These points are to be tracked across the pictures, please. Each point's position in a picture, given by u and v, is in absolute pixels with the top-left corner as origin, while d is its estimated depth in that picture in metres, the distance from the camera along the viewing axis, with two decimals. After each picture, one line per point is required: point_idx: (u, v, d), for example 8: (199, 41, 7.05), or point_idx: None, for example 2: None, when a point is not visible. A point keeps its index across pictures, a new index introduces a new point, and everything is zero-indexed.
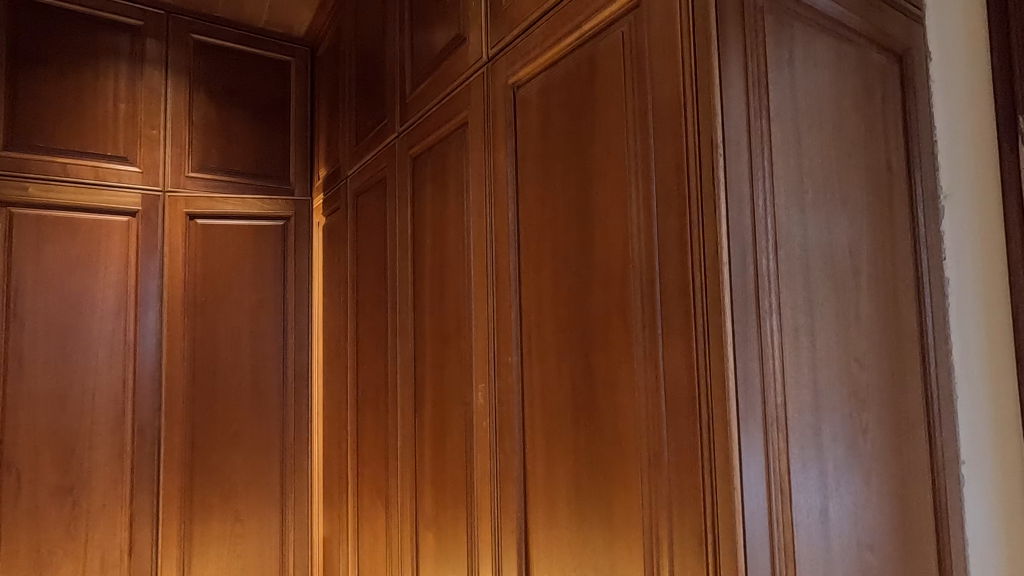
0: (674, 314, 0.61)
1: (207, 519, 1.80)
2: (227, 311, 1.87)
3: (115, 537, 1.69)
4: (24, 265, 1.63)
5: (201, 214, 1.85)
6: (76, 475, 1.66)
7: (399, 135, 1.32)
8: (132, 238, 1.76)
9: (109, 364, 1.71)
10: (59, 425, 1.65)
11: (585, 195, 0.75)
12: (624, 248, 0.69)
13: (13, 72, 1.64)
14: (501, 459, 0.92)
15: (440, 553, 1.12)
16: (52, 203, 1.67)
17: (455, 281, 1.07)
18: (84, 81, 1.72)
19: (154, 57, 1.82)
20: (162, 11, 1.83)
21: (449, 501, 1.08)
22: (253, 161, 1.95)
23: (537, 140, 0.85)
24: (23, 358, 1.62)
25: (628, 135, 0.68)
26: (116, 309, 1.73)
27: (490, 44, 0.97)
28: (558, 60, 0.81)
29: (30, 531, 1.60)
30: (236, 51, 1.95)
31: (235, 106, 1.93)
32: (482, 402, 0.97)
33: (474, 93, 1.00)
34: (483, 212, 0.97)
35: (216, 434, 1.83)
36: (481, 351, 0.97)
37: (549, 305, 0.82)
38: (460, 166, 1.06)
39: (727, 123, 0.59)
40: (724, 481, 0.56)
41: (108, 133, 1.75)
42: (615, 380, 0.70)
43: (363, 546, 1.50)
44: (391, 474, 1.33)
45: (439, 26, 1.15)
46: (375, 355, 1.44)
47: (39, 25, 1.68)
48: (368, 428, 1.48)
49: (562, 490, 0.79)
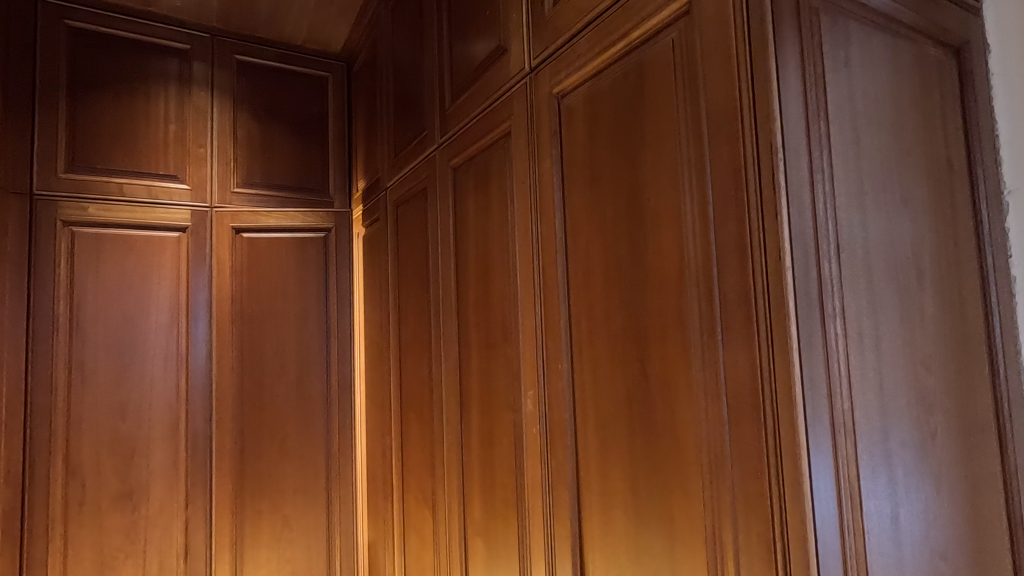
0: (734, 319, 0.61)
1: (257, 524, 1.85)
2: (273, 322, 1.92)
3: (172, 541, 1.76)
4: (85, 280, 1.71)
5: (247, 228, 1.91)
6: (135, 481, 1.73)
7: (439, 146, 1.35)
8: (183, 252, 1.83)
9: (164, 374, 1.78)
10: (118, 433, 1.72)
11: (637, 202, 0.76)
12: (679, 253, 0.69)
13: (72, 98, 1.73)
14: (553, 465, 0.92)
15: (490, 559, 1.13)
16: (110, 222, 1.75)
17: (500, 289, 1.09)
18: (136, 104, 1.80)
19: (201, 79, 1.89)
20: (207, 34, 1.91)
21: (499, 507, 1.09)
22: (294, 176, 2.01)
23: (584, 147, 0.85)
24: (85, 369, 1.70)
25: (681, 140, 0.68)
26: (169, 320, 1.80)
27: (533, 54, 0.98)
28: (604, 69, 0.82)
29: (94, 535, 1.68)
30: (277, 69, 2.01)
31: (276, 123, 1.99)
32: (532, 408, 0.97)
33: (517, 103, 1.02)
34: (529, 220, 0.98)
35: (265, 441, 1.88)
36: (530, 357, 0.98)
37: (601, 311, 0.82)
38: (504, 175, 1.07)
39: (786, 126, 0.59)
40: (793, 486, 0.56)
41: (159, 153, 1.83)
42: (673, 386, 0.70)
43: (410, 552, 1.52)
44: (438, 480, 1.35)
45: (478, 37, 1.17)
46: (418, 362, 1.47)
47: (95, 52, 1.77)
48: (413, 435, 1.50)
49: (618, 496, 0.79)
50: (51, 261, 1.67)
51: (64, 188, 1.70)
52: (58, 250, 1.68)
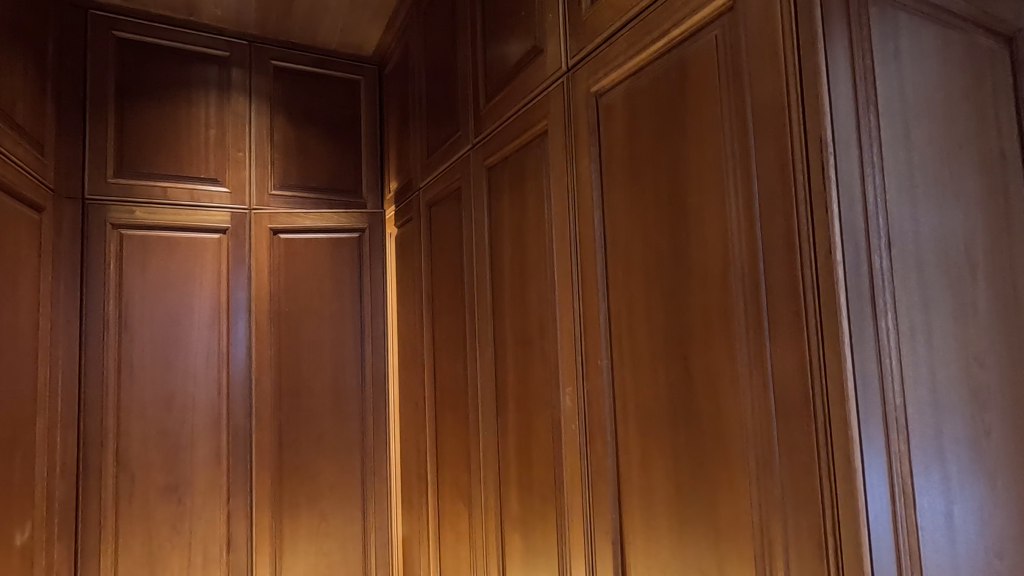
0: (782, 315, 0.61)
1: (296, 517, 1.90)
2: (309, 320, 1.97)
3: (215, 533, 1.82)
4: (133, 281, 1.78)
5: (284, 229, 1.96)
6: (181, 475, 1.79)
7: (473, 146, 1.37)
8: (223, 253, 1.89)
9: (206, 371, 1.84)
10: (165, 428, 1.79)
11: (679, 199, 0.76)
12: (723, 249, 0.69)
13: (120, 106, 1.80)
14: (593, 462, 0.93)
15: (528, 554, 1.14)
16: (155, 224, 1.81)
17: (537, 287, 1.10)
18: (179, 110, 1.87)
19: (240, 85, 1.95)
20: (245, 41, 1.97)
21: (537, 502, 1.10)
22: (329, 177, 2.05)
23: (624, 146, 0.86)
24: (134, 366, 1.77)
25: (725, 136, 0.69)
26: (211, 319, 1.86)
27: (569, 54, 0.99)
28: (644, 67, 0.82)
29: (143, 526, 1.74)
30: (311, 73, 2.06)
31: (311, 126, 2.04)
32: (570, 404, 0.98)
33: (553, 102, 1.03)
34: (566, 218, 0.99)
35: (302, 437, 1.93)
36: (568, 354, 0.99)
37: (641, 308, 0.83)
38: (540, 175, 1.08)
39: (836, 120, 0.58)
40: (844, 482, 0.56)
41: (201, 158, 1.89)
42: (717, 381, 0.70)
43: (445, 546, 1.55)
44: (473, 475, 1.37)
45: (513, 37, 1.18)
46: (453, 360, 1.49)
47: (141, 61, 1.84)
48: (448, 431, 1.53)
49: (661, 491, 0.80)
50: (101, 262, 1.75)
51: (112, 193, 1.77)
52: (107, 252, 1.75)
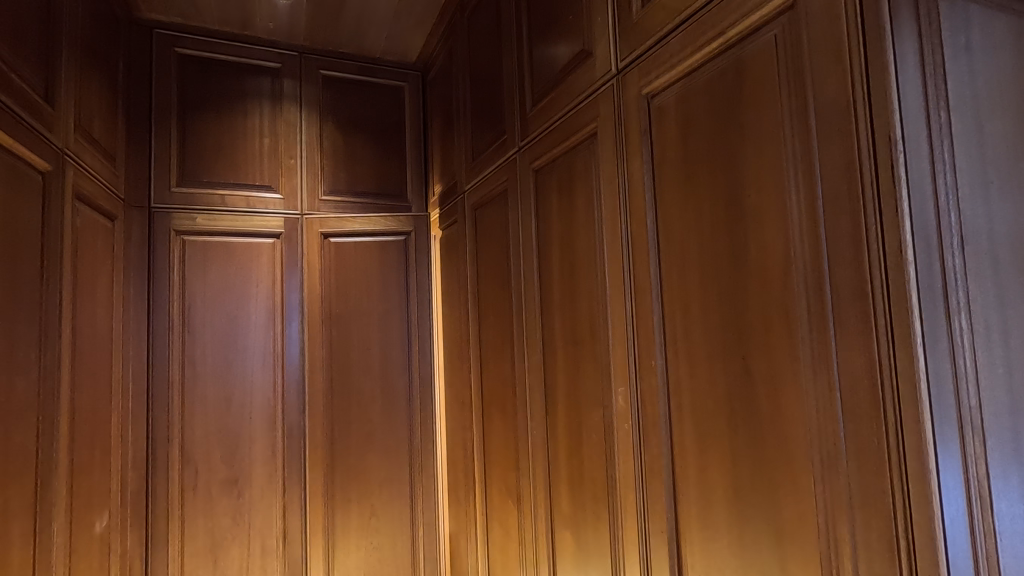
0: (849, 315, 0.61)
1: (347, 511, 1.97)
2: (359, 321, 2.03)
3: (272, 525, 1.89)
4: (195, 284, 1.87)
5: (334, 233, 2.03)
6: (240, 469, 1.88)
7: (519, 148, 1.39)
8: (278, 257, 1.97)
9: (263, 370, 1.93)
10: (225, 424, 1.87)
11: (737, 199, 0.76)
12: (784, 249, 0.69)
13: (181, 119, 1.89)
14: (647, 460, 0.94)
15: (580, 551, 1.15)
16: (215, 230, 1.90)
17: (587, 288, 1.11)
18: (236, 120, 1.95)
19: (291, 95, 2.03)
20: (296, 53, 2.04)
21: (589, 501, 1.11)
22: (375, 182, 2.11)
23: (678, 147, 0.86)
24: (196, 365, 1.86)
25: (785, 135, 0.68)
26: (266, 320, 1.94)
27: (620, 56, 0.99)
28: (699, 67, 0.82)
29: (206, 517, 1.83)
30: (358, 81, 2.12)
31: (358, 133, 2.10)
32: (623, 404, 0.99)
33: (603, 105, 1.04)
34: (618, 219, 1.00)
35: (353, 434, 1.99)
36: (620, 354, 1.00)
37: (697, 308, 0.83)
38: (590, 176, 1.09)
39: (905, 118, 0.57)
40: (918, 484, 0.55)
41: (256, 166, 1.97)
42: (778, 381, 0.70)
43: (494, 544, 1.57)
44: (522, 473, 1.39)
45: (560, 40, 1.20)
46: (500, 359, 1.51)
47: (200, 75, 1.93)
48: (496, 430, 1.55)
49: (719, 491, 0.80)
50: (166, 267, 1.84)
51: (175, 201, 1.87)
52: (171, 258, 1.85)
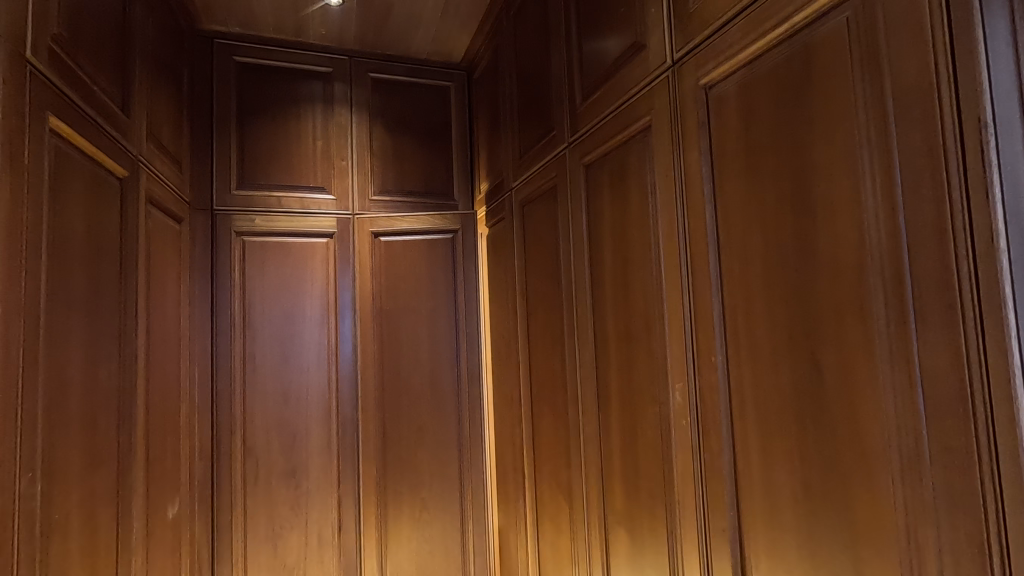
0: (932, 308, 0.58)
1: (399, 504, 2.02)
2: (408, 318, 2.08)
3: (328, 515, 1.96)
4: (254, 283, 1.95)
5: (384, 232, 2.08)
6: (298, 461, 1.94)
7: (569, 144, 1.38)
8: (331, 256, 2.03)
9: (318, 365, 1.99)
10: (283, 417, 1.94)
11: (805, 190, 0.74)
12: (857, 239, 0.66)
13: (241, 124, 1.97)
14: (707, 458, 0.92)
15: (634, 548, 1.14)
16: (272, 231, 1.97)
17: (641, 284, 1.10)
18: (291, 125, 2.02)
19: (342, 99, 2.08)
20: (346, 57, 2.10)
21: (644, 498, 1.10)
22: (423, 182, 2.15)
23: (740, 137, 0.84)
24: (256, 360, 1.94)
25: (859, 122, 0.66)
26: (321, 317, 2.01)
27: (675, 47, 0.98)
28: (763, 55, 0.80)
29: (266, 507, 1.90)
30: (405, 83, 2.17)
31: (406, 134, 2.15)
32: (681, 401, 0.97)
33: (658, 97, 1.02)
34: (674, 212, 0.98)
35: (403, 429, 2.04)
36: (677, 351, 0.98)
37: (762, 302, 0.81)
38: (644, 170, 1.08)
39: (997, 99, 0.54)
40: (1013, 487, 0.52)
41: (310, 168, 2.03)
42: (851, 378, 0.68)
43: (545, 540, 1.58)
44: (574, 470, 1.38)
45: (611, 33, 1.18)
46: (550, 355, 1.51)
47: (257, 82, 2.00)
48: (546, 427, 1.55)
49: (786, 491, 0.77)
50: (227, 266, 1.92)
51: (235, 204, 1.94)
52: (232, 257, 1.93)
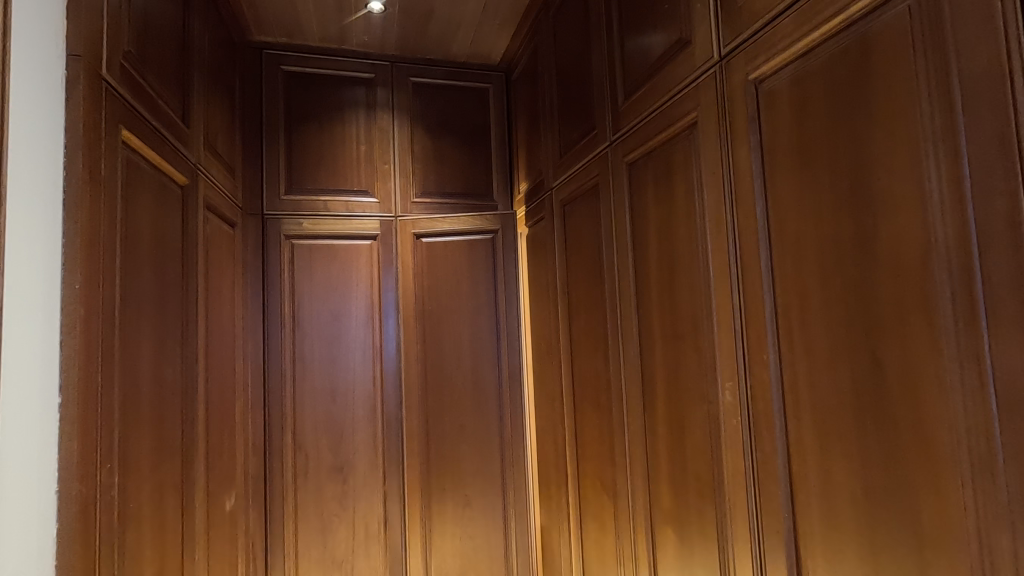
0: (1005, 304, 0.56)
1: (443, 500, 2.05)
2: (450, 317, 2.11)
3: (374, 511, 2.01)
4: (302, 284, 2.02)
5: (425, 233, 2.12)
6: (345, 456, 2.00)
7: (611, 143, 1.38)
8: (375, 257, 2.08)
9: (363, 364, 2.05)
10: (331, 414, 2.00)
11: (863, 185, 0.72)
12: (921, 234, 0.65)
13: (288, 132, 2.04)
14: (759, 458, 0.91)
15: (683, 548, 1.13)
16: (319, 234, 2.04)
17: (688, 282, 1.09)
18: (336, 130, 2.08)
19: (384, 104, 2.13)
20: (388, 62, 2.15)
21: (693, 498, 1.09)
22: (462, 183, 2.18)
23: (792, 133, 0.83)
24: (305, 359, 2.00)
25: (922, 115, 0.64)
26: (366, 317, 2.06)
27: (722, 42, 0.97)
28: (816, 48, 0.79)
29: (316, 501, 1.96)
30: (445, 86, 2.20)
31: (446, 136, 2.18)
32: (731, 399, 0.96)
33: (704, 93, 1.01)
34: (722, 209, 0.97)
35: (446, 426, 2.07)
36: (727, 350, 0.97)
37: (817, 300, 0.80)
38: (690, 167, 1.07)
39: None
40: None
41: (354, 172, 2.09)
42: (915, 377, 0.66)
43: (589, 538, 1.58)
44: (618, 469, 1.38)
45: (654, 30, 1.17)
46: (593, 354, 1.51)
47: (304, 89, 2.06)
48: (589, 426, 1.55)
49: (846, 492, 0.76)
50: (277, 268, 1.99)
51: (284, 208, 2.01)
52: (282, 260, 1.99)
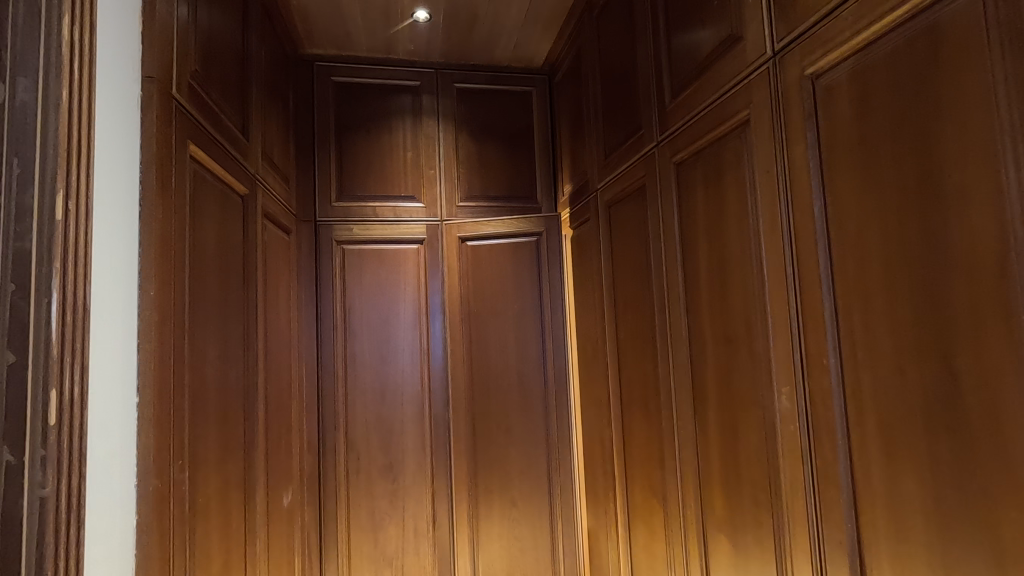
0: None
1: (490, 500, 2.07)
2: (495, 320, 2.13)
3: (423, 509, 2.04)
4: (353, 288, 2.08)
5: (471, 237, 2.14)
6: (395, 456, 2.05)
7: (658, 143, 1.36)
8: (422, 261, 2.13)
9: (411, 365, 2.09)
10: (382, 414, 2.05)
11: (932, 182, 0.69)
12: (999, 231, 0.61)
13: (339, 140, 2.11)
14: (819, 466, 0.88)
15: (738, 556, 1.10)
16: (368, 239, 2.09)
17: (741, 284, 1.06)
18: (384, 138, 2.14)
19: (430, 110, 2.17)
20: (433, 69, 2.19)
21: (748, 505, 1.06)
22: (507, 187, 2.20)
23: (853, 129, 0.80)
24: (356, 360, 2.06)
25: (999, 107, 0.61)
26: (414, 319, 2.11)
27: (776, 38, 0.94)
28: (878, 41, 0.76)
29: (367, 499, 2.02)
30: (489, 91, 2.22)
31: (490, 140, 2.21)
32: (788, 405, 0.93)
33: (756, 91, 0.99)
34: (777, 210, 0.94)
35: (493, 427, 2.09)
36: (783, 353, 0.94)
37: (882, 303, 0.76)
38: (742, 167, 1.05)
39: None
40: None
41: (401, 178, 2.14)
42: (993, 383, 0.62)
43: (638, 543, 1.56)
44: (668, 473, 1.36)
45: (703, 28, 1.15)
46: (641, 357, 1.50)
47: (353, 99, 2.13)
48: (637, 429, 1.53)
49: (914, 502, 0.72)
50: (329, 272, 2.05)
51: (335, 214, 2.08)
52: (333, 264, 2.06)
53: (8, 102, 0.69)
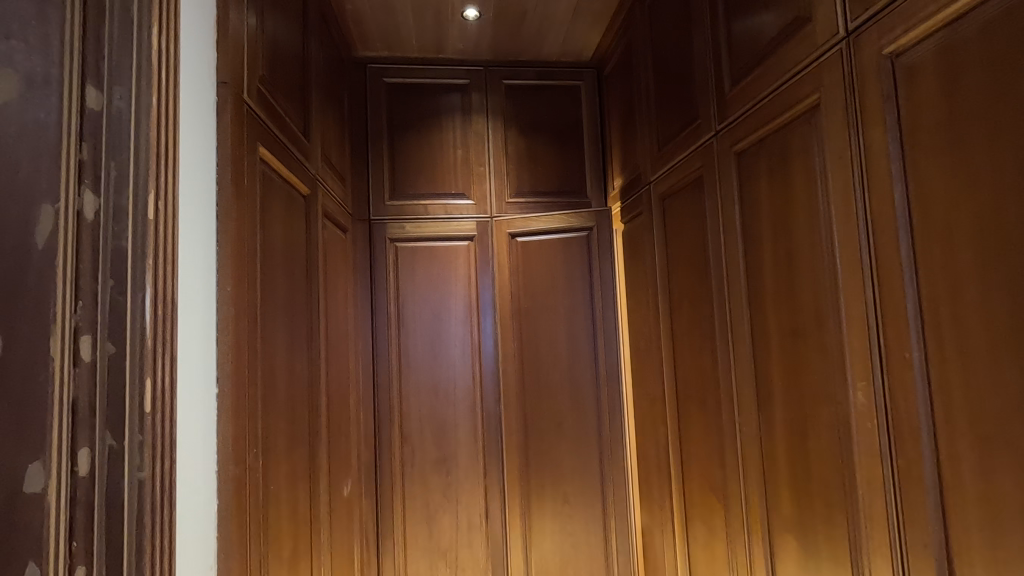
0: None
1: (542, 495, 2.08)
2: (546, 315, 2.13)
3: (476, 503, 2.07)
4: (406, 285, 2.12)
5: (521, 233, 2.15)
6: (448, 450, 2.08)
7: (717, 131, 1.33)
8: (472, 258, 2.15)
9: (463, 361, 2.11)
10: (435, 410, 2.09)
11: None
12: None
13: (391, 140, 2.15)
14: (900, 464, 0.83)
15: (807, 558, 1.06)
16: (420, 236, 2.13)
17: (810, 275, 1.02)
18: (434, 137, 2.17)
19: (479, 108, 2.19)
20: (482, 67, 2.20)
21: (819, 504, 1.02)
22: (556, 182, 2.20)
23: (938, 110, 0.76)
24: (410, 356, 2.10)
25: None
26: (465, 315, 2.13)
27: (849, 18, 0.90)
28: (968, 15, 0.71)
29: (422, 491, 2.06)
30: (537, 87, 2.22)
31: (539, 136, 2.20)
32: (864, 400, 0.89)
33: (827, 75, 0.95)
34: (851, 197, 0.90)
35: (544, 423, 2.10)
36: (859, 347, 0.90)
37: (973, 292, 0.72)
38: (811, 153, 1.01)
39: None
40: None
41: (451, 175, 2.17)
42: None
43: (696, 543, 1.53)
44: (729, 471, 1.33)
45: (766, 11, 1.11)
46: (699, 352, 1.46)
47: (404, 99, 2.17)
48: (695, 425, 1.50)
49: (1013, 505, 0.68)
50: (383, 269, 2.10)
51: (389, 212, 2.12)
52: (387, 261, 2.11)
53: (107, 109, 0.73)
